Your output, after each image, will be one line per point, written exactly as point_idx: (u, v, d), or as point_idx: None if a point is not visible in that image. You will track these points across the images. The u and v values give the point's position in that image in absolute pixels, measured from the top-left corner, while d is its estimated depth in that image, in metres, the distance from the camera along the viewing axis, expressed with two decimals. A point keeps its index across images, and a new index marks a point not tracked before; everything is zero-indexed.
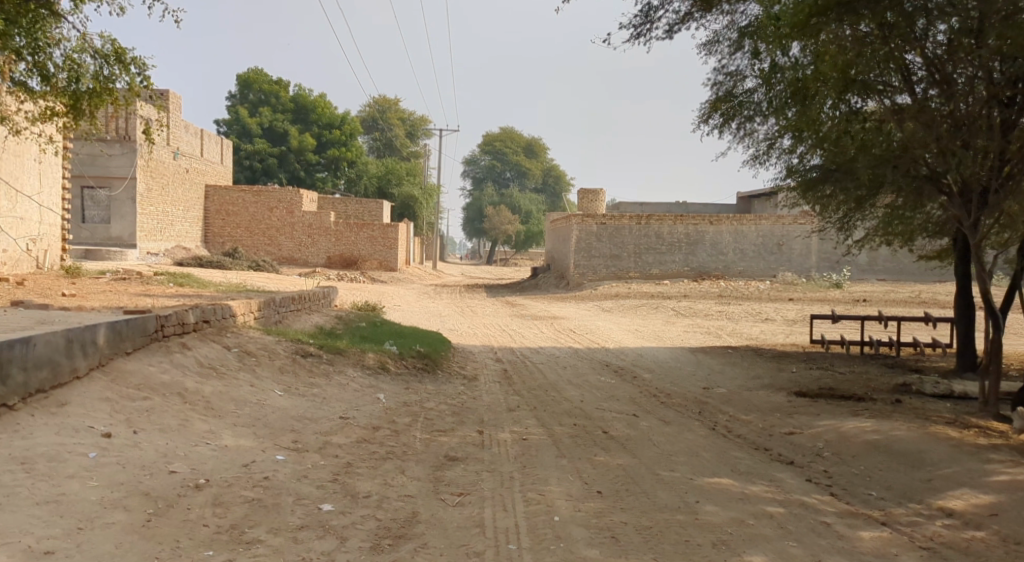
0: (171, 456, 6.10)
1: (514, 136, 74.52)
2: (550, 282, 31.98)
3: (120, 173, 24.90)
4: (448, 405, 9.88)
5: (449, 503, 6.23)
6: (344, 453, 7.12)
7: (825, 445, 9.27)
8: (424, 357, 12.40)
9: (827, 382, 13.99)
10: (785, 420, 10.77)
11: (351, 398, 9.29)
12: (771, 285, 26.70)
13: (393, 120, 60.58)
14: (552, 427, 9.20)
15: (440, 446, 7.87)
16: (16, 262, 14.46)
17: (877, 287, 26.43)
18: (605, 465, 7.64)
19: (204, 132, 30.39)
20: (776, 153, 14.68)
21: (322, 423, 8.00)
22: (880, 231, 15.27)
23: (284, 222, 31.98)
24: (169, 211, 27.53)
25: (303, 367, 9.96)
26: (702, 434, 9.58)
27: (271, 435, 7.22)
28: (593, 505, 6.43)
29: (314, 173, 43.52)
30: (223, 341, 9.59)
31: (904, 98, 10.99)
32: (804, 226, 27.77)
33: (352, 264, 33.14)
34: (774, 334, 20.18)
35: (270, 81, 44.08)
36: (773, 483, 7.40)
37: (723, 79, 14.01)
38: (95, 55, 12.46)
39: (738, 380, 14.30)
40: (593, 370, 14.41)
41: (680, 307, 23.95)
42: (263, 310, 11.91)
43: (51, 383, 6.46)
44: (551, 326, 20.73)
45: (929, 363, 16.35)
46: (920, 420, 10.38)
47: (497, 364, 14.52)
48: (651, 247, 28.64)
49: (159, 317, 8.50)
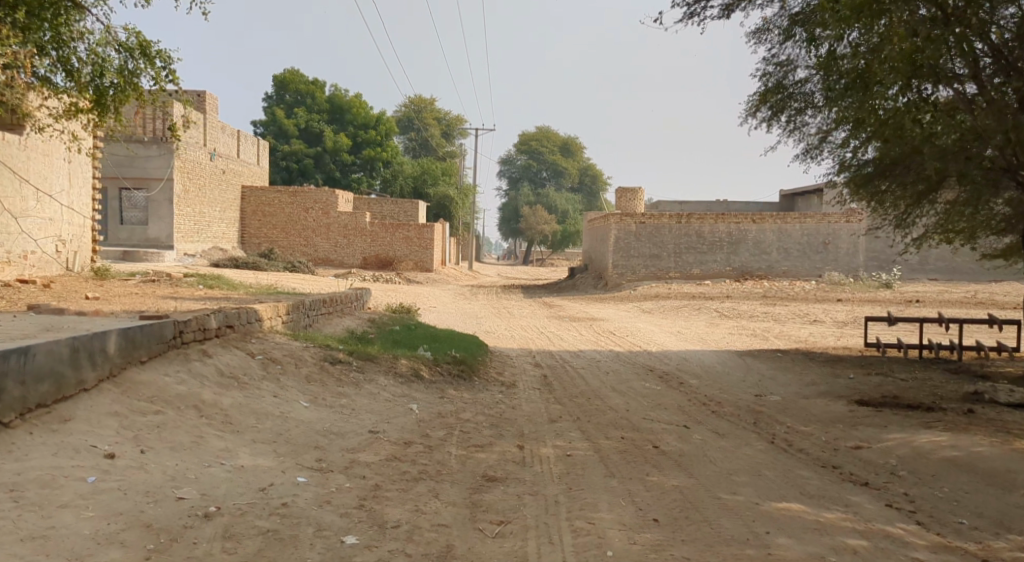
0: (180, 479, 5.50)
1: (551, 135, 73.80)
2: (587, 283, 31.20)
3: (158, 174, 24.56)
4: (486, 416, 9.20)
5: (488, 534, 5.57)
6: (372, 474, 6.47)
7: (898, 463, 8.50)
8: (460, 363, 11.70)
9: (889, 389, 13.06)
10: (849, 432, 9.94)
11: (382, 409, 8.66)
12: (817, 285, 25.70)
13: (429, 120, 60.09)
14: (597, 441, 8.50)
15: (478, 464, 7.21)
16: (46, 264, 14.14)
17: (929, 287, 25.32)
18: (660, 487, 6.92)
19: (242, 133, 30.06)
20: (828, 147, 13.80)
21: (350, 438, 7.37)
22: (941, 230, 14.23)
23: (319, 223, 31.57)
24: (207, 211, 27.25)
25: (331, 375, 9.33)
26: (760, 448, 8.81)
27: (293, 453, 6.59)
28: (649, 537, 5.76)
29: (350, 173, 43.08)
30: (247, 348, 8.99)
31: (973, 89, 10.17)
32: (852, 223, 26.75)
33: (388, 264, 32.63)
34: (825, 336, 19.21)
35: (306, 82, 43.74)
36: (851, 513, 6.70)
37: (772, 69, 13.12)
38: (120, 49, 11.95)
39: (792, 387, 13.44)
40: (637, 376, 13.62)
41: (723, 308, 23.05)
42: (292, 314, 11.31)
43: (54, 397, 5.89)
44: (591, 328, 19.96)
45: (995, 369, 15.35)
46: (999, 435, 9.53)
47: (535, 369, 13.79)
48: (692, 247, 27.69)
49: (177, 323, 7.93)
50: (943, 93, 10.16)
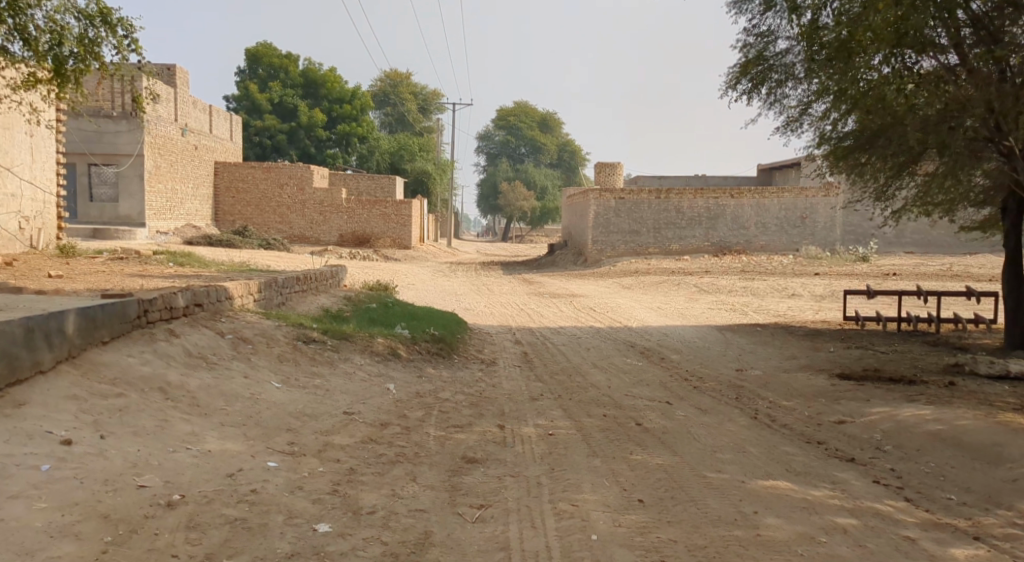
0: (142, 466, 5.23)
1: (528, 110, 73.36)
2: (567, 259, 31.00)
3: (128, 150, 23.90)
4: (465, 395, 8.95)
5: (468, 518, 5.35)
6: (347, 457, 6.22)
7: (884, 438, 8.36)
8: (438, 341, 11.43)
9: (870, 363, 12.99)
10: (833, 406, 9.81)
11: (358, 390, 8.39)
12: (795, 259, 25.68)
13: (405, 95, 59.40)
14: (580, 419, 8.29)
15: (457, 445, 6.96)
16: (9, 241, 13.68)
17: (905, 260, 25.38)
18: (644, 466, 6.73)
19: (214, 108, 29.39)
20: (809, 119, 13.59)
21: (324, 420, 7.10)
22: (919, 203, 14.07)
23: (294, 199, 31.09)
24: (179, 188, 26.67)
25: (305, 355, 9.04)
26: (744, 424, 8.64)
27: (263, 436, 6.31)
28: (634, 518, 5.57)
29: (325, 149, 42.25)
30: (216, 327, 8.66)
31: (953, 60, 9.97)
32: (830, 197, 26.66)
33: (365, 241, 32.22)
34: (803, 309, 19.17)
35: (280, 56, 42.85)
36: (839, 491, 6.55)
37: (752, 41, 12.87)
38: (80, 16, 11.46)
39: (773, 361, 13.33)
40: (618, 352, 13.44)
41: (703, 283, 22.94)
42: (264, 292, 10.97)
43: (7, 380, 5.58)
44: (571, 304, 19.75)
45: (972, 340, 15.36)
46: (983, 407, 9.44)
47: (515, 346, 13.56)
48: (671, 222, 27.50)
49: (142, 302, 7.60)
50: (927, 63, 9.93)
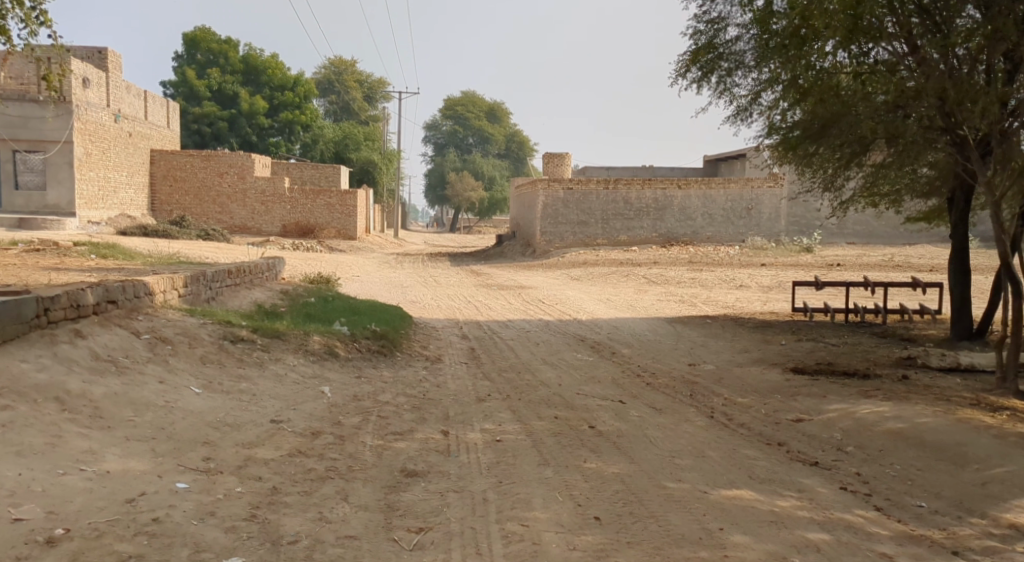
0: (23, 494, 4.55)
1: (475, 100, 72.50)
2: (515, 250, 30.47)
3: (54, 136, 22.62)
4: (406, 397, 8.33)
5: (404, 545, 4.78)
6: (270, 474, 5.57)
7: (844, 438, 7.97)
8: (380, 337, 10.78)
9: (822, 356, 12.69)
10: (790, 402, 9.41)
11: (289, 394, 7.72)
12: (741, 250, 25.55)
13: (349, 83, 58.20)
14: (528, 422, 7.73)
15: (395, 456, 6.35)
16: None
17: (848, 251, 25.46)
18: (599, 475, 6.22)
19: (149, 93, 28.04)
20: (759, 108, 13.15)
21: (247, 431, 6.42)
22: (866, 193, 13.72)
23: (234, 188, 29.93)
24: (111, 176, 25.44)
25: (231, 356, 8.32)
26: (700, 424, 8.18)
27: (174, 451, 5.62)
28: (589, 539, 5.06)
29: (267, 137, 40.97)
30: (131, 326, 7.88)
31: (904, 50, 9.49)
32: (776, 188, 26.58)
33: (308, 232, 31.24)
34: (752, 301, 18.94)
35: (218, 41, 41.34)
36: (806, 500, 6.11)
37: (701, 27, 12.38)
38: None
39: (725, 355, 12.94)
40: (568, 346, 12.93)
41: (652, 274, 22.61)
42: (189, 287, 10.14)
43: None
44: (519, 296, 19.17)
45: (920, 331, 15.24)
46: (941, 403, 9.18)
47: (461, 341, 12.93)
48: (619, 213, 27.09)
49: (42, 300, 6.79)
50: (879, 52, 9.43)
